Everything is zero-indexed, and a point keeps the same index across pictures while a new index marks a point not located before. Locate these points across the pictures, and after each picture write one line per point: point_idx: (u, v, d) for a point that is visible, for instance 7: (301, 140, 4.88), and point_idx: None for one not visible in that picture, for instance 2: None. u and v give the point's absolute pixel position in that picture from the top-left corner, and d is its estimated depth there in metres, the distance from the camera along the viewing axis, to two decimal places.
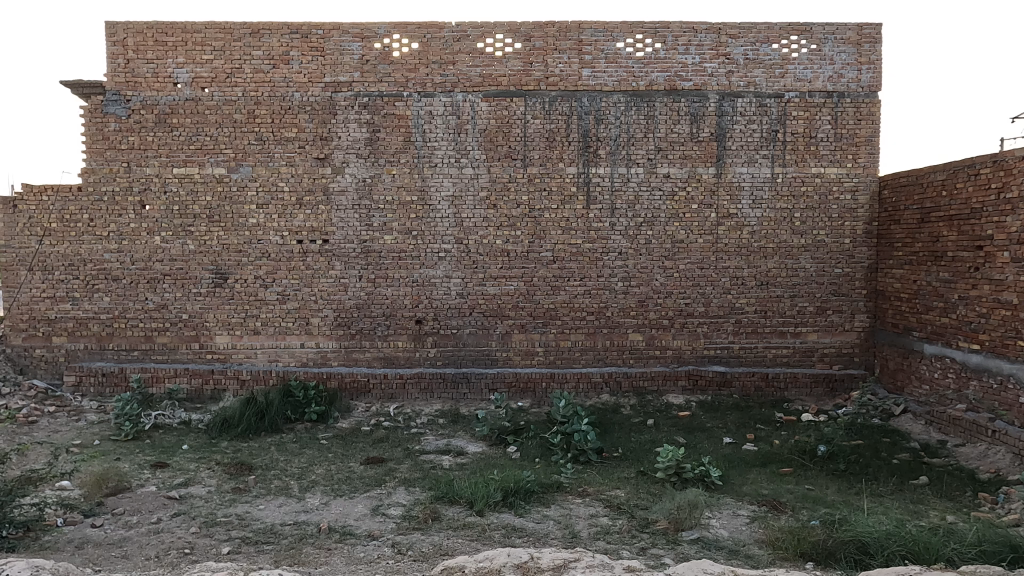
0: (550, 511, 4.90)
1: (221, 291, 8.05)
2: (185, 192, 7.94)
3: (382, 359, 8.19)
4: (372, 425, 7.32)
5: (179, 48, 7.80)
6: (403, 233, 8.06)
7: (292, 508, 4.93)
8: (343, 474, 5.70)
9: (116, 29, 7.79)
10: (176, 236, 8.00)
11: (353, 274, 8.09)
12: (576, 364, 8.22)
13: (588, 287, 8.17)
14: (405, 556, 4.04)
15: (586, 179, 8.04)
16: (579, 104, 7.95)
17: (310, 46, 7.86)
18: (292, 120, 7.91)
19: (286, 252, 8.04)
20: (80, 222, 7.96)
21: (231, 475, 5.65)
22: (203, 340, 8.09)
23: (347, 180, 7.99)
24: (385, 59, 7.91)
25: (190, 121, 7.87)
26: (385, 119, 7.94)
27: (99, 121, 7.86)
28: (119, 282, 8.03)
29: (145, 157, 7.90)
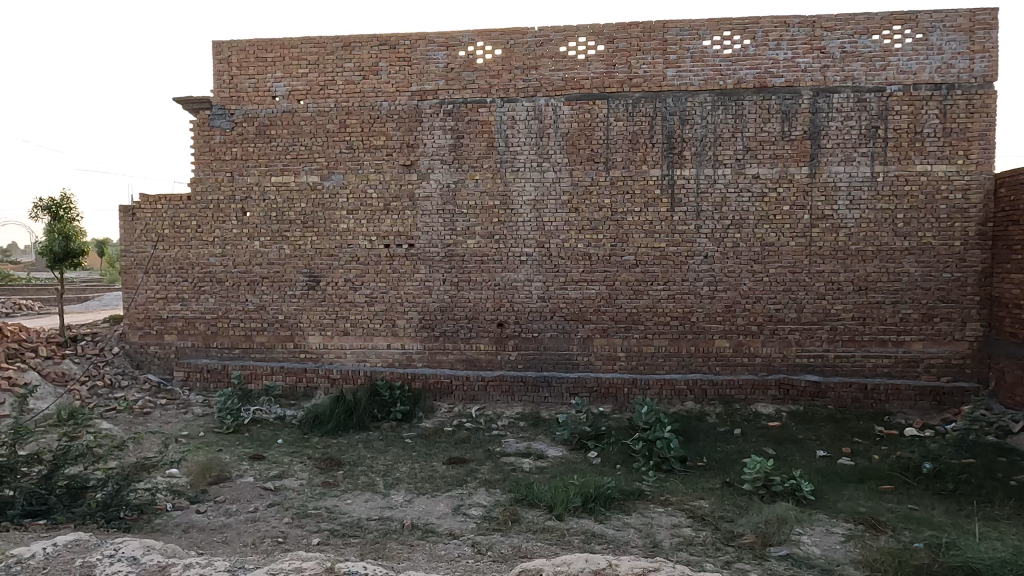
0: (630, 518, 4.82)
1: (314, 294, 8.44)
2: (281, 200, 8.39)
3: (465, 361, 8.32)
4: (454, 426, 7.45)
5: (277, 63, 8.26)
6: (485, 238, 8.17)
7: (377, 503, 5.09)
8: (426, 473, 5.83)
9: (221, 48, 8.34)
10: (274, 242, 8.46)
11: (438, 278, 8.28)
12: (659, 371, 8.06)
13: (672, 291, 7.99)
14: (484, 556, 4.08)
15: (670, 181, 7.87)
16: (663, 105, 7.81)
17: (398, 57, 8.12)
18: (381, 129, 8.19)
19: (374, 257, 8.33)
20: (189, 229, 8.56)
21: (321, 470, 5.91)
22: (297, 340, 8.50)
23: (433, 186, 8.19)
24: (470, 67, 8.05)
25: (287, 132, 8.30)
26: (469, 125, 8.09)
27: (207, 134, 8.42)
28: (222, 284, 8.57)
29: (246, 167, 8.41)
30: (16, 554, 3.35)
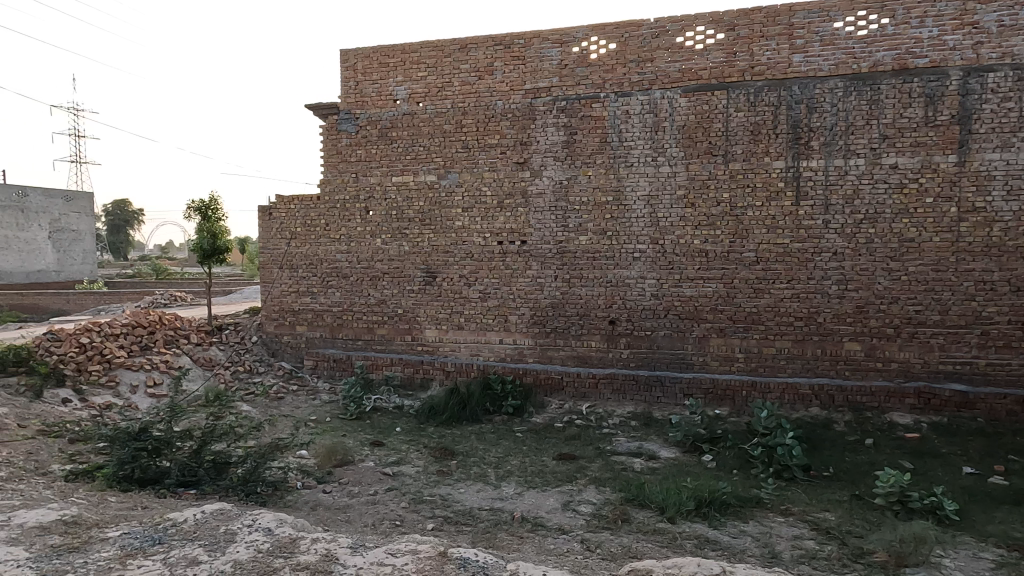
0: (747, 526, 4.62)
1: (430, 289, 8.75)
2: (401, 199, 8.77)
3: (576, 358, 8.30)
4: (565, 422, 7.47)
5: (398, 68, 8.63)
6: (598, 234, 8.11)
7: (489, 494, 5.20)
8: (536, 468, 5.89)
9: (348, 56, 8.85)
10: (394, 239, 8.86)
11: (550, 274, 8.31)
12: (781, 374, 7.64)
13: (796, 290, 7.55)
14: (593, 553, 4.06)
15: (795, 173, 7.44)
16: (789, 94, 7.38)
17: (512, 56, 8.24)
18: (495, 127, 8.34)
19: (488, 253, 8.51)
20: (318, 227, 9.16)
21: (436, 459, 6.12)
22: (415, 333, 8.86)
23: (546, 183, 8.24)
24: (583, 62, 8.02)
25: (407, 134, 8.66)
26: (583, 121, 8.05)
27: (334, 138, 8.96)
28: (347, 279, 9.09)
29: (369, 168, 8.86)
30: (171, 518, 3.70)
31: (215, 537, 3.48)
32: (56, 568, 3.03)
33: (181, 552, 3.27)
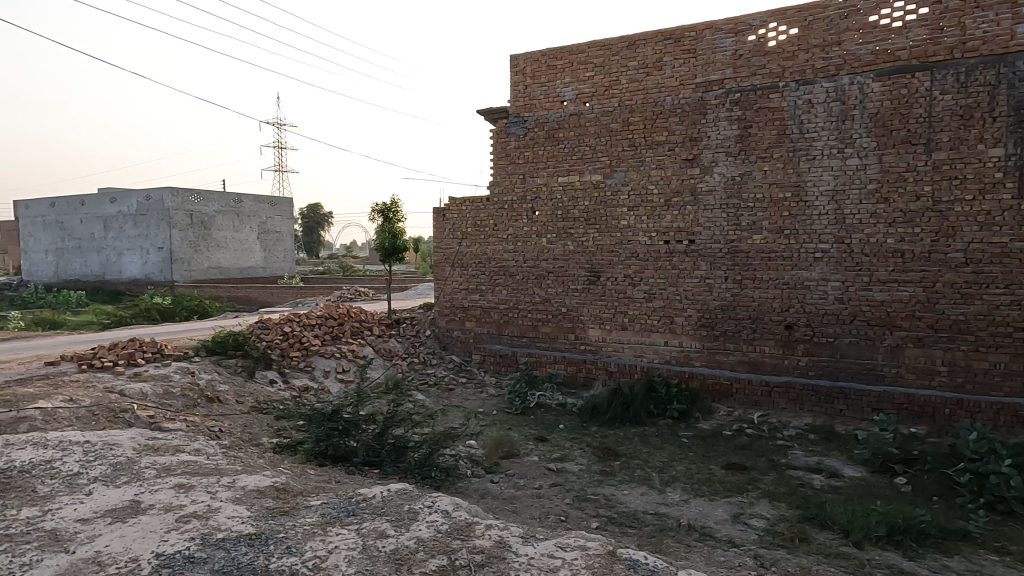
0: (952, 561, 4.09)
1: (594, 288, 8.76)
2: (567, 199, 8.87)
3: (747, 363, 7.86)
4: (734, 430, 7.12)
5: (566, 70, 8.75)
6: (773, 233, 7.62)
7: (654, 499, 5.11)
8: (703, 475, 5.68)
9: (518, 61, 9.13)
10: (559, 238, 8.98)
11: (719, 275, 7.96)
12: (995, 392, 6.67)
13: (1017, 296, 6.55)
14: (768, 571, 3.84)
15: (1018, 161, 6.45)
16: (1011, 70, 6.42)
17: (683, 50, 8.00)
18: (663, 124, 8.15)
19: (654, 252, 8.34)
20: (487, 227, 9.55)
21: (599, 458, 6.12)
22: (578, 332, 8.91)
23: (716, 179, 7.90)
24: (760, 51, 7.58)
25: (574, 134, 8.74)
26: (758, 113, 7.61)
27: (504, 141, 9.29)
28: (513, 277, 9.38)
29: (536, 169, 9.07)
30: (362, 493, 4.06)
31: (400, 514, 3.75)
32: (271, 527, 3.46)
33: (371, 524, 3.57)
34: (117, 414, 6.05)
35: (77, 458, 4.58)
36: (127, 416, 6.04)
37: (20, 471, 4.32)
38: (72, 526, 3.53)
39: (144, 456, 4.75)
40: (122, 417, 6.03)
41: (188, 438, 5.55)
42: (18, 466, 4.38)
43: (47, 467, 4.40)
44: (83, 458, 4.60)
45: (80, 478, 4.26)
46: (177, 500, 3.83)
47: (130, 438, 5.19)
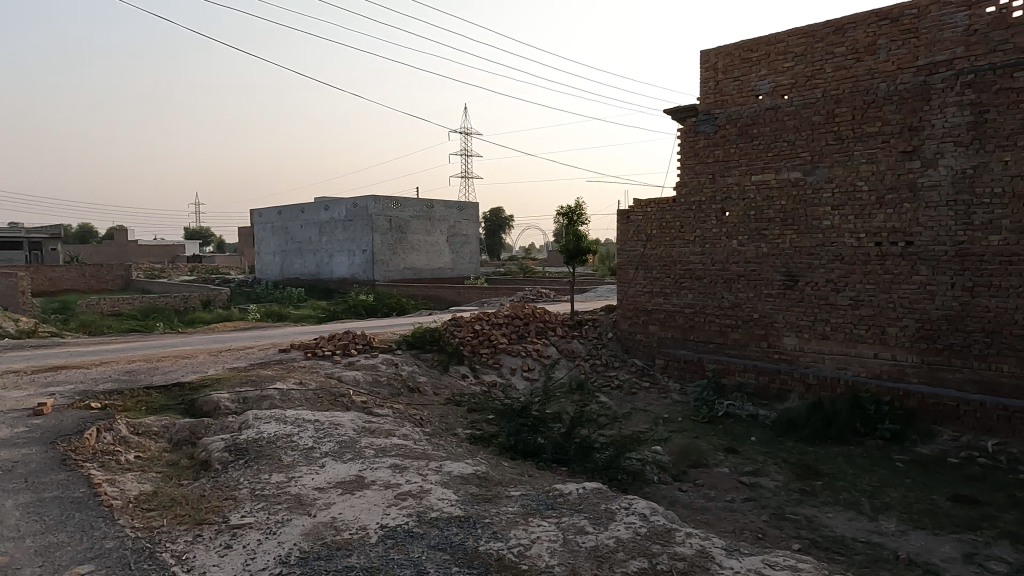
0: None
1: (790, 294, 8.18)
2: (761, 198, 8.38)
3: (978, 383, 6.83)
4: (960, 459, 6.27)
5: (762, 62, 8.29)
6: (1017, 232, 6.56)
7: (864, 526, 4.66)
8: (924, 506, 5.05)
9: (709, 56, 8.84)
10: (751, 240, 8.52)
11: (944, 280, 7.02)
12: None
13: None
14: None
15: None
16: None
17: (901, 30, 7.21)
18: (877, 114, 7.39)
19: (862, 255, 7.59)
20: (673, 229, 9.36)
21: (797, 476, 5.71)
22: (771, 340, 8.38)
23: (942, 173, 6.98)
24: (1002, 23, 6.59)
25: (770, 130, 8.24)
26: (999, 95, 6.61)
27: (692, 140, 9.03)
28: (700, 281, 9.07)
29: (727, 167, 8.68)
30: (558, 488, 4.17)
31: (597, 512, 3.77)
32: (477, 512, 3.69)
33: (570, 520, 3.65)
34: (338, 398, 6.85)
35: (310, 434, 5.25)
36: (346, 401, 6.81)
37: (269, 441, 5.05)
38: (311, 492, 4.05)
39: (363, 436, 5.31)
40: (341, 401, 6.81)
41: (396, 423, 6.12)
42: (267, 437, 5.13)
43: (288, 440, 5.10)
44: (316, 434, 5.27)
45: (314, 451, 4.88)
46: (394, 479, 4.25)
47: (351, 420, 5.84)
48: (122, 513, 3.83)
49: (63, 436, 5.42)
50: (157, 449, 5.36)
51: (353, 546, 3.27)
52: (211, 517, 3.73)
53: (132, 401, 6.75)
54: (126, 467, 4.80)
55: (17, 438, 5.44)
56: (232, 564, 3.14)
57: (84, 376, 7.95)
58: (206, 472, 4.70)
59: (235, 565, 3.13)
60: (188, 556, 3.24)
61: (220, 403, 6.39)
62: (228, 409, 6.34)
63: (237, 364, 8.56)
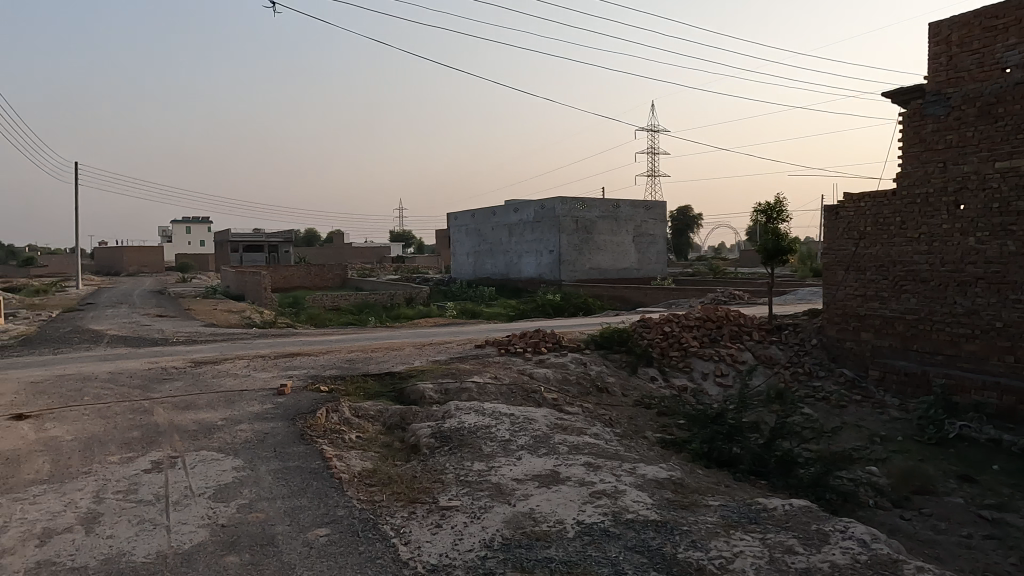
0: None
1: None
2: (1007, 188, 7.17)
3: None
4: None
5: (1011, 29, 7.15)
6: None
7: None
8: None
9: (941, 28, 7.82)
10: (994, 237, 7.32)
11: None
12: None
13: None
14: None
15: None
16: None
17: None
18: None
19: None
20: (892, 225, 8.40)
21: None
22: (1020, 354, 7.12)
23: None
24: None
25: (1021, 107, 7.04)
26: None
27: (917, 124, 8.03)
28: (927, 284, 8.02)
29: (963, 154, 7.57)
30: (762, 503, 3.94)
31: (808, 532, 3.49)
32: (674, 518, 3.61)
33: (775, 537, 3.42)
34: (530, 394, 7.11)
35: (507, 426, 5.52)
36: (538, 397, 7.05)
37: (470, 431, 5.40)
38: (510, 482, 4.26)
39: (556, 433, 5.46)
40: (533, 397, 7.06)
41: (587, 422, 6.20)
42: (469, 427, 5.48)
43: (487, 431, 5.40)
44: (512, 427, 5.52)
45: (511, 443, 5.11)
46: (589, 477, 4.31)
47: (544, 415, 6.03)
48: (349, 485, 4.32)
49: (301, 414, 6.25)
50: (374, 431, 5.96)
51: (552, 539, 3.38)
52: (422, 497, 4.08)
53: (352, 386, 7.59)
54: (350, 445, 5.41)
55: (266, 413, 6.38)
56: (443, 542, 3.40)
57: (314, 363, 9.10)
58: (416, 455, 5.14)
59: (445, 543, 3.38)
60: (405, 530, 3.57)
61: (425, 393, 6.96)
62: (432, 399, 6.87)
63: (438, 358, 9.25)
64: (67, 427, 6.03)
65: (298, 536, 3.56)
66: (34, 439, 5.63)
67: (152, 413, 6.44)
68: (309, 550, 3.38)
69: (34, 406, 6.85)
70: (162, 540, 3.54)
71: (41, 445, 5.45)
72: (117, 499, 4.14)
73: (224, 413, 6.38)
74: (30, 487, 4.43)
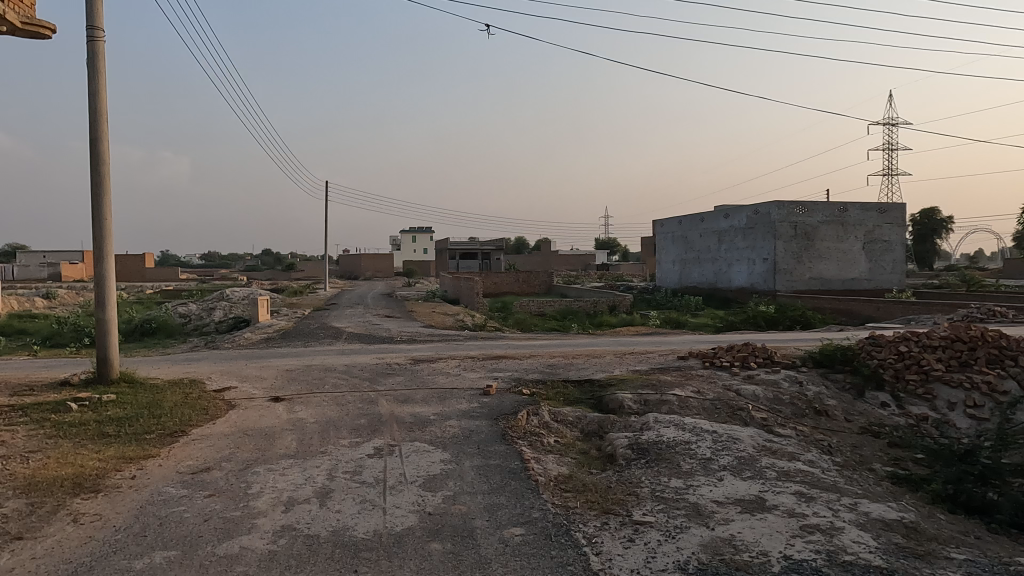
0: None
1: None
2: None
3: None
4: None
5: None
6: None
7: None
8: None
9: None
10: None
11: None
12: None
13: None
14: None
15: None
16: None
17: None
18: None
19: None
20: None
21: None
22: None
23: None
24: None
25: None
26: None
27: None
28: None
29: None
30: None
31: None
32: (904, 568, 3.15)
33: None
34: (736, 411, 6.70)
35: (709, 444, 5.25)
36: (744, 415, 6.62)
37: (668, 446, 5.23)
38: (710, 504, 4.04)
39: (764, 455, 5.07)
40: (739, 415, 6.64)
41: (801, 446, 5.67)
42: (668, 442, 5.31)
43: (687, 447, 5.19)
44: (714, 445, 5.24)
45: (712, 462, 4.86)
46: (800, 508, 3.93)
47: (751, 436, 5.64)
48: (545, 488, 4.42)
49: (504, 415, 6.55)
50: (572, 437, 6.04)
51: (754, 570, 3.13)
52: (616, 508, 4.03)
53: (552, 391, 7.78)
54: (548, 448, 5.54)
55: (473, 411, 6.79)
56: (635, 557, 3.33)
57: (518, 366, 9.49)
58: (612, 465, 5.10)
59: (638, 559, 3.31)
60: (597, 540, 3.55)
61: (624, 403, 6.90)
62: (631, 409, 6.79)
63: (638, 367, 9.12)
64: (310, 410, 6.98)
65: (495, 533, 3.71)
66: (286, 419, 6.60)
67: (377, 404, 7.19)
68: (504, 547, 3.52)
69: (288, 390, 8.04)
70: (378, 519, 3.93)
71: (291, 424, 6.38)
72: (345, 479, 4.69)
73: (436, 409, 6.91)
74: (281, 460, 5.21)
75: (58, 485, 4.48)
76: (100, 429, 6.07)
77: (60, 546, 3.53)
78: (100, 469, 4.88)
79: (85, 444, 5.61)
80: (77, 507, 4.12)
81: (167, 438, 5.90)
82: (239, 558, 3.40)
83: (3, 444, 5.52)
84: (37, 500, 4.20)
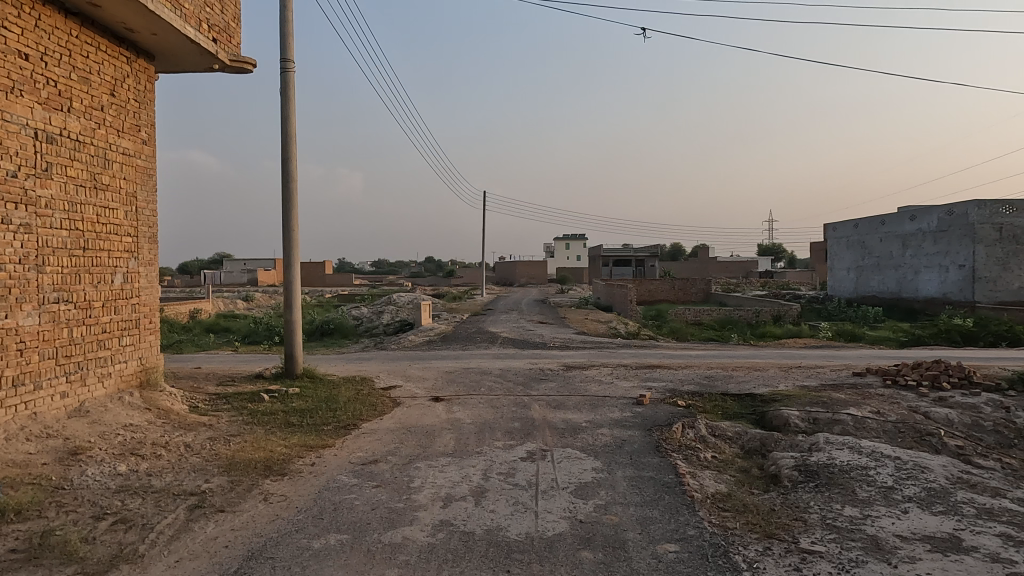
0: None
1: None
2: None
3: None
4: None
5: None
6: None
7: None
8: None
9: None
10: None
11: None
12: None
13: None
14: None
15: None
16: None
17: None
18: None
19: None
20: None
21: None
22: None
23: None
24: None
25: None
26: None
27: None
28: None
29: None
30: None
31: None
32: None
33: None
34: (924, 437, 5.98)
35: (890, 472, 4.74)
36: (934, 441, 5.89)
37: (842, 470, 4.79)
38: (892, 539, 3.63)
39: (959, 489, 4.47)
40: (928, 441, 5.91)
41: (1007, 481, 4.93)
42: (843, 467, 4.86)
43: (864, 473, 4.73)
44: (897, 473, 4.72)
45: (895, 493, 4.37)
46: (1007, 552, 3.42)
47: (943, 466, 4.99)
48: (702, 506, 4.23)
49: (657, 426, 6.38)
50: (731, 453, 5.74)
51: None
52: (781, 533, 3.76)
53: (709, 403, 7.45)
54: (705, 464, 5.31)
55: (625, 420, 6.68)
56: None
57: (673, 376, 9.21)
58: (776, 486, 4.77)
59: None
60: (758, 565, 3.33)
61: (790, 420, 6.44)
62: (798, 427, 6.32)
63: (807, 383, 8.46)
64: (468, 411, 7.29)
65: (647, 547, 3.62)
66: (445, 418, 6.94)
67: (531, 408, 7.33)
68: (657, 563, 3.42)
69: (447, 391, 8.45)
70: (531, 523, 3.99)
71: (450, 424, 6.69)
72: (499, 480, 4.82)
73: (588, 416, 6.89)
74: (440, 457, 5.47)
75: (254, 467, 5.06)
76: (287, 419, 6.76)
77: (253, 522, 3.97)
78: (287, 455, 5.44)
79: (274, 431, 6.28)
80: (267, 488, 4.62)
81: (341, 430, 6.44)
82: (402, 547, 3.61)
83: (211, 427, 6.35)
84: (236, 478, 4.77)
